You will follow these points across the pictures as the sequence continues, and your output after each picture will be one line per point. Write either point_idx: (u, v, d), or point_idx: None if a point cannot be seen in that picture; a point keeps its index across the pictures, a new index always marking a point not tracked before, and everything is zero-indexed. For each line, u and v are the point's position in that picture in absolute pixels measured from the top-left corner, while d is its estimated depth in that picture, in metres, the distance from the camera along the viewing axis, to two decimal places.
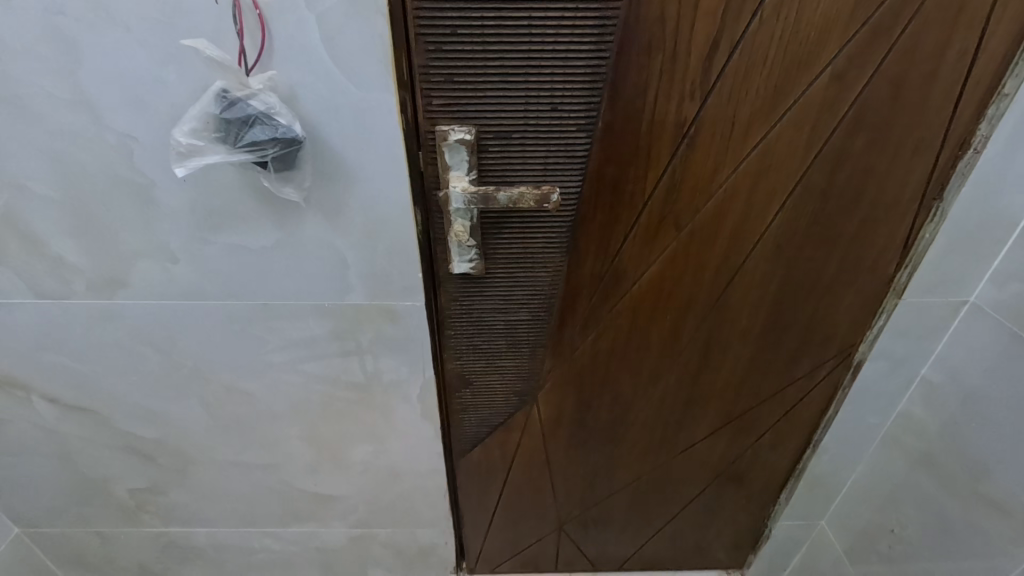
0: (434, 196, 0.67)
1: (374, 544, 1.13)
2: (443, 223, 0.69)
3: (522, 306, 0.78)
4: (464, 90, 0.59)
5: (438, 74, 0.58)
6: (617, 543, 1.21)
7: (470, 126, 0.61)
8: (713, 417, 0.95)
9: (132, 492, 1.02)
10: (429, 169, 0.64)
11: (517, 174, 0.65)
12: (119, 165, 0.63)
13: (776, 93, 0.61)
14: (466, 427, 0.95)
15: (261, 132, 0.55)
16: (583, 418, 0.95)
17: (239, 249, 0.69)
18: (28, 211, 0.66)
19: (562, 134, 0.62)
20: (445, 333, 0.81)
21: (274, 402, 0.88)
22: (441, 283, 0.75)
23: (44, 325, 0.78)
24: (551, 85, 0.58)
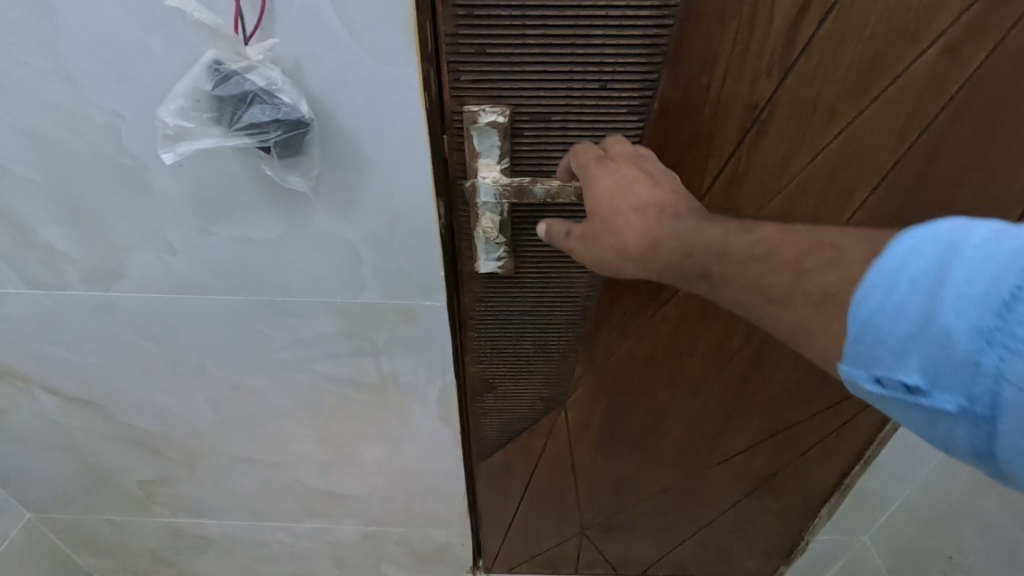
0: (460, 186, 0.59)
1: (389, 542, 1.10)
2: (469, 217, 0.61)
3: (553, 309, 0.70)
4: (497, 65, 0.50)
5: (467, 45, 0.49)
6: (641, 549, 1.16)
7: (503, 106, 0.53)
8: (756, 428, 0.89)
9: (141, 483, 0.99)
10: (454, 155, 0.56)
11: (555, 163, 0.56)
12: (106, 146, 0.56)
13: (871, 69, 0.51)
14: (488, 432, 0.89)
15: (261, 112, 0.47)
16: (613, 425, 0.88)
17: (242, 241, 0.63)
18: (12, 195, 0.60)
19: (610, 116, 0.53)
20: (466, 337, 0.74)
21: (284, 401, 0.82)
22: (465, 283, 0.68)
23: (39, 316, 0.72)
24: (601, 58, 0.49)
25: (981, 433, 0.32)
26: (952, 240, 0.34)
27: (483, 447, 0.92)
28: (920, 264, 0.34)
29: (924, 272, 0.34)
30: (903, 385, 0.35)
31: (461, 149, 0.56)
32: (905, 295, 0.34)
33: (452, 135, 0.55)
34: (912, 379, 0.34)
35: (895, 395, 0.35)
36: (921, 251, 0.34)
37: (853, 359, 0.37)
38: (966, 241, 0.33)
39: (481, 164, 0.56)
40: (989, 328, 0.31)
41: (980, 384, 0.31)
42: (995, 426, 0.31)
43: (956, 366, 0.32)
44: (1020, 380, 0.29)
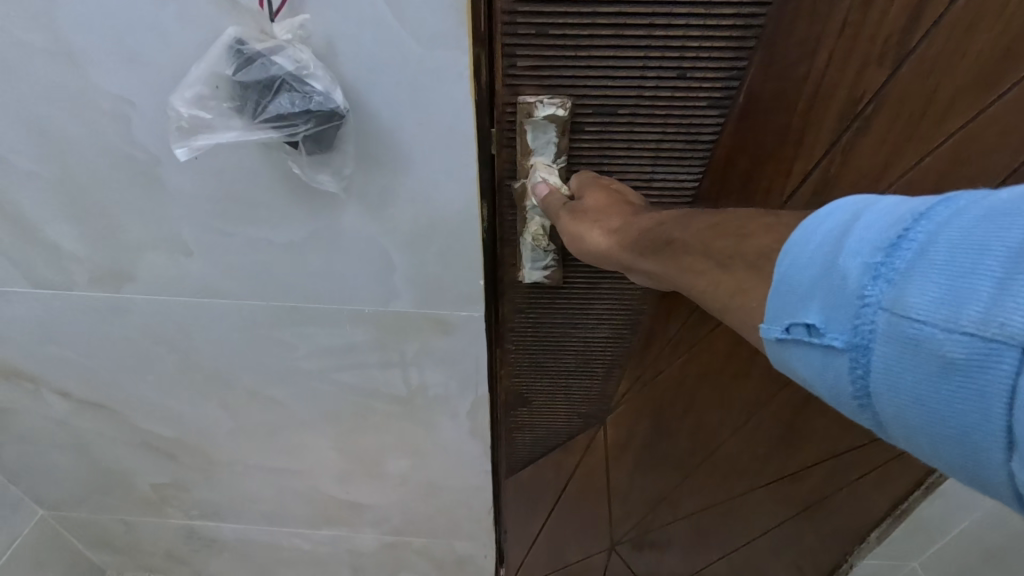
0: (507, 187, 0.53)
1: (408, 551, 1.05)
2: (516, 223, 0.55)
3: (602, 321, 0.65)
4: (563, 50, 0.44)
5: (530, 27, 0.43)
6: (673, 567, 1.15)
7: (565, 98, 0.47)
8: (806, 454, 0.86)
9: (154, 486, 0.95)
10: (504, 152, 0.50)
11: (617, 161, 0.51)
12: (114, 135, 0.50)
13: (999, 62, 0.47)
14: (519, 445, 0.84)
15: (290, 101, 0.41)
16: (655, 446, 0.87)
17: (262, 244, 0.57)
18: (13, 188, 0.55)
19: (685, 110, 0.48)
20: (501, 349, 0.68)
21: (304, 409, 0.77)
22: (505, 293, 0.62)
23: (46, 317, 0.67)
24: (684, 43, 0.43)
25: (858, 379, 0.26)
26: (861, 201, 0.28)
27: (520, 462, 0.88)
28: (830, 222, 0.28)
29: (836, 221, 0.28)
30: (802, 327, 0.27)
31: (512, 145, 0.50)
32: (817, 242, 0.28)
33: (502, 130, 0.49)
34: (810, 319, 0.27)
35: (789, 343, 0.28)
36: (831, 212, 0.28)
37: (764, 313, 0.30)
38: (872, 204, 0.27)
39: (533, 162, 0.50)
40: (876, 263, 0.25)
41: (860, 320, 0.25)
42: (876, 372, 0.25)
43: (843, 302, 0.26)
44: (905, 314, 0.24)
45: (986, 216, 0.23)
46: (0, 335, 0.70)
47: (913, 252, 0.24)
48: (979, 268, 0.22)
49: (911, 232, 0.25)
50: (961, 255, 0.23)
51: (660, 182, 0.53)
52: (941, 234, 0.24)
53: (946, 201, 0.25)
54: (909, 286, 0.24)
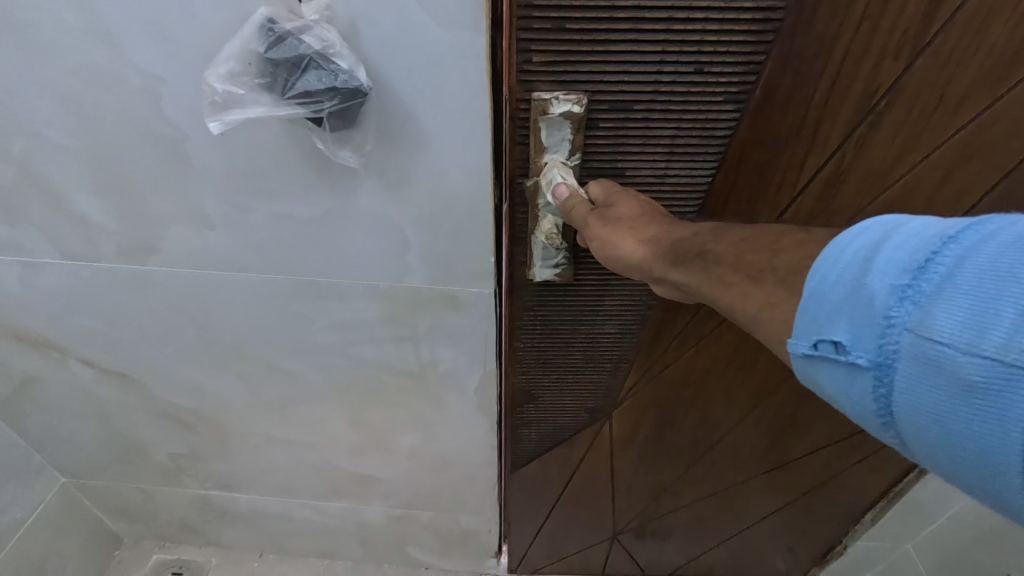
0: (519, 185, 0.56)
1: (414, 525, 1.09)
2: (527, 222, 0.59)
3: (610, 317, 0.69)
4: (575, 43, 0.46)
5: (545, 21, 0.45)
6: (672, 553, 1.18)
7: (580, 94, 0.49)
8: (807, 441, 0.88)
9: (172, 456, 0.98)
10: (518, 149, 0.53)
11: (632, 154, 0.54)
12: (146, 112, 0.52)
13: (1012, 56, 0.48)
14: (525, 438, 0.87)
15: (317, 79, 0.43)
16: (663, 435, 0.90)
17: (282, 219, 0.59)
18: (46, 161, 0.57)
19: (700, 104, 0.50)
20: (512, 347, 0.72)
21: (319, 383, 0.80)
22: (517, 291, 0.65)
23: (75, 287, 0.70)
24: (695, 37, 0.46)
25: (881, 396, 0.29)
26: (891, 222, 0.31)
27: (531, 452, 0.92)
28: (860, 243, 0.31)
29: (864, 245, 0.31)
30: (830, 343, 0.30)
31: (526, 143, 0.53)
32: (846, 263, 0.31)
33: (516, 129, 0.52)
34: (838, 336, 0.30)
35: (817, 358, 0.31)
36: (863, 231, 0.31)
37: (793, 329, 0.33)
38: (902, 224, 0.30)
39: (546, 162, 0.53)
40: (903, 286, 0.28)
41: (886, 339, 0.28)
42: (898, 389, 0.28)
43: (870, 322, 0.29)
44: (929, 333, 0.26)
45: (1012, 243, 0.26)
46: (31, 304, 0.73)
47: (941, 276, 0.27)
48: (1000, 291, 0.25)
49: (939, 256, 0.27)
50: (984, 279, 0.26)
51: (676, 175, 0.55)
52: (967, 259, 0.27)
53: (975, 225, 0.28)
54: (933, 309, 0.27)
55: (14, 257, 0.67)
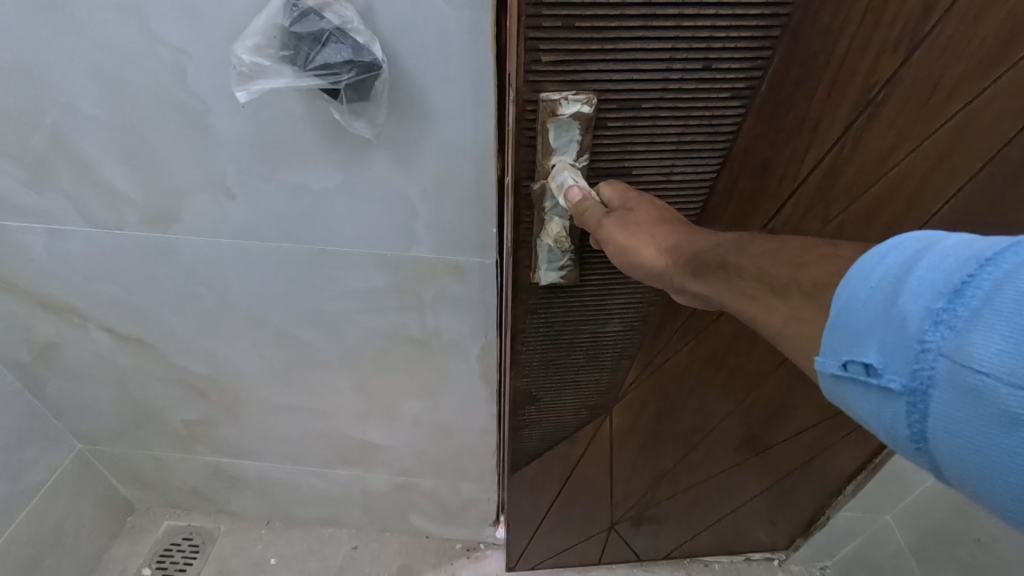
0: (525, 187, 0.57)
1: (417, 493, 1.14)
2: (533, 225, 0.60)
3: (613, 316, 0.71)
4: (585, 43, 0.47)
5: (555, 19, 0.45)
6: (666, 538, 1.23)
7: (589, 93, 0.50)
8: (797, 423, 0.93)
9: (186, 423, 1.03)
10: (525, 150, 0.54)
11: (639, 151, 0.55)
12: (172, 86, 0.55)
13: (1002, 47, 0.50)
14: (528, 434, 0.90)
15: (336, 52, 0.46)
16: (660, 424, 0.94)
17: (299, 189, 0.63)
18: (77, 132, 0.61)
19: (707, 101, 0.52)
20: (517, 350, 0.74)
21: (328, 351, 0.84)
22: (522, 295, 0.67)
23: (99, 255, 0.74)
24: (703, 35, 0.47)
25: (915, 421, 0.28)
26: (928, 239, 0.29)
27: (532, 449, 0.94)
28: (892, 259, 0.29)
29: (898, 260, 0.29)
30: (859, 365, 0.29)
31: (532, 147, 0.54)
32: (877, 279, 0.29)
33: (523, 133, 0.53)
34: (868, 358, 0.29)
35: (846, 380, 0.30)
36: (898, 247, 0.30)
37: (823, 347, 0.32)
38: (940, 241, 0.28)
39: (553, 166, 0.54)
40: (937, 309, 0.26)
41: (919, 365, 0.27)
42: (933, 417, 0.27)
43: (902, 345, 0.27)
44: (966, 361, 0.25)
45: None
46: (56, 271, 0.77)
47: (979, 301, 0.25)
48: None
49: (977, 279, 0.25)
50: None
51: (682, 170, 0.57)
52: (1009, 283, 0.25)
53: (1018, 245, 0.25)
54: (970, 335, 0.25)
55: (42, 225, 0.71)
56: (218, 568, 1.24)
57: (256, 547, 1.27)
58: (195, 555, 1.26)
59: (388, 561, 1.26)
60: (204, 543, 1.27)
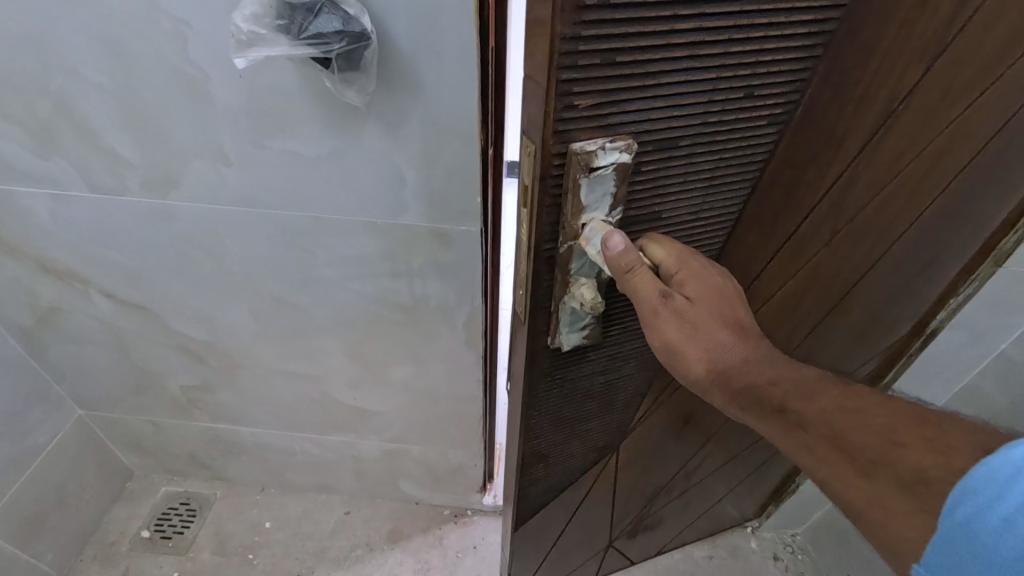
0: (547, 250, 0.50)
1: (407, 459, 1.19)
2: (553, 288, 0.53)
3: (623, 357, 0.73)
4: (623, 80, 0.41)
5: (591, 54, 0.38)
6: (654, 540, 1.27)
7: (626, 137, 0.44)
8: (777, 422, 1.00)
9: (183, 388, 1.07)
10: (548, 211, 0.46)
11: (672, 186, 0.52)
12: (173, 54, 0.59)
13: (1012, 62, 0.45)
14: (537, 487, 0.86)
15: (327, 22, 0.49)
16: (660, 445, 0.98)
17: (294, 157, 0.66)
18: (80, 99, 0.64)
19: (737, 129, 0.49)
20: (534, 413, 0.70)
21: (321, 317, 0.88)
22: (540, 363, 0.62)
23: (100, 220, 0.77)
24: (744, 59, 0.44)
25: None
26: None
27: (538, 501, 0.90)
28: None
29: None
30: None
31: (558, 206, 0.46)
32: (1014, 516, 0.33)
33: (547, 192, 0.45)
34: None
35: None
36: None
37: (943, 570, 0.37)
38: None
39: (583, 227, 0.48)
40: None
41: None
42: None
43: None
44: None
45: None
46: (59, 236, 0.80)
47: None
48: None
49: None
50: None
51: (712, 195, 0.55)
52: None
53: None
54: None
55: (47, 190, 0.74)
56: (214, 531, 1.28)
57: (252, 511, 1.32)
58: (192, 519, 1.30)
59: (380, 524, 1.31)
60: (200, 507, 1.32)
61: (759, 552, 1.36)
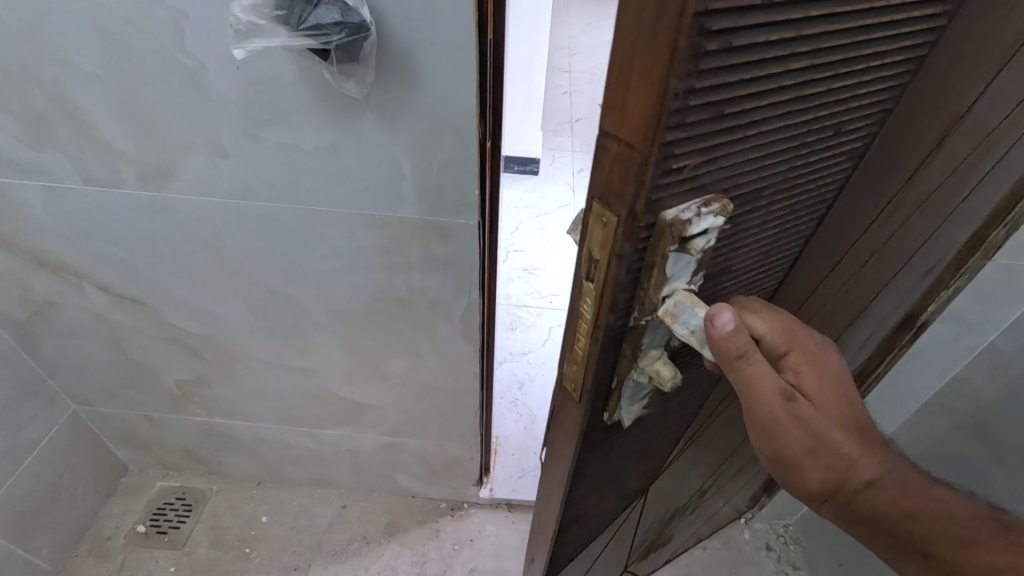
0: (618, 326, 0.44)
1: (404, 453, 1.19)
2: (618, 363, 0.47)
3: (664, 414, 0.69)
4: (720, 140, 0.36)
5: (700, 110, 0.32)
6: (663, 556, 1.26)
7: (717, 197, 0.40)
8: None
9: (179, 382, 1.07)
10: (624, 285, 0.41)
11: (738, 233, 0.48)
12: (169, 45, 0.58)
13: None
14: (571, 540, 0.81)
15: (327, 13, 0.49)
16: (679, 474, 0.96)
17: (291, 149, 0.66)
18: (76, 90, 0.63)
19: (800, 169, 0.47)
20: (578, 482, 0.64)
21: (318, 310, 0.88)
22: (592, 437, 0.56)
23: (95, 213, 0.77)
24: (830, 97, 0.40)
25: None
26: None
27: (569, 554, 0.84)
28: None
29: None
30: None
31: (636, 279, 0.41)
32: None
33: (627, 266, 0.39)
34: None
35: None
36: None
37: None
38: None
39: (665, 300, 0.42)
40: None
41: None
42: None
43: None
44: None
45: None
46: (52, 228, 0.80)
47: None
48: None
49: None
50: None
51: (767, 235, 0.53)
52: None
53: None
54: None
55: (41, 182, 0.73)
56: (211, 525, 1.28)
57: (249, 505, 1.32)
58: (188, 513, 1.30)
59: (376, 518, 1.31)
60: (196, 502, 1.32)
61: (751, 542, 1.38)
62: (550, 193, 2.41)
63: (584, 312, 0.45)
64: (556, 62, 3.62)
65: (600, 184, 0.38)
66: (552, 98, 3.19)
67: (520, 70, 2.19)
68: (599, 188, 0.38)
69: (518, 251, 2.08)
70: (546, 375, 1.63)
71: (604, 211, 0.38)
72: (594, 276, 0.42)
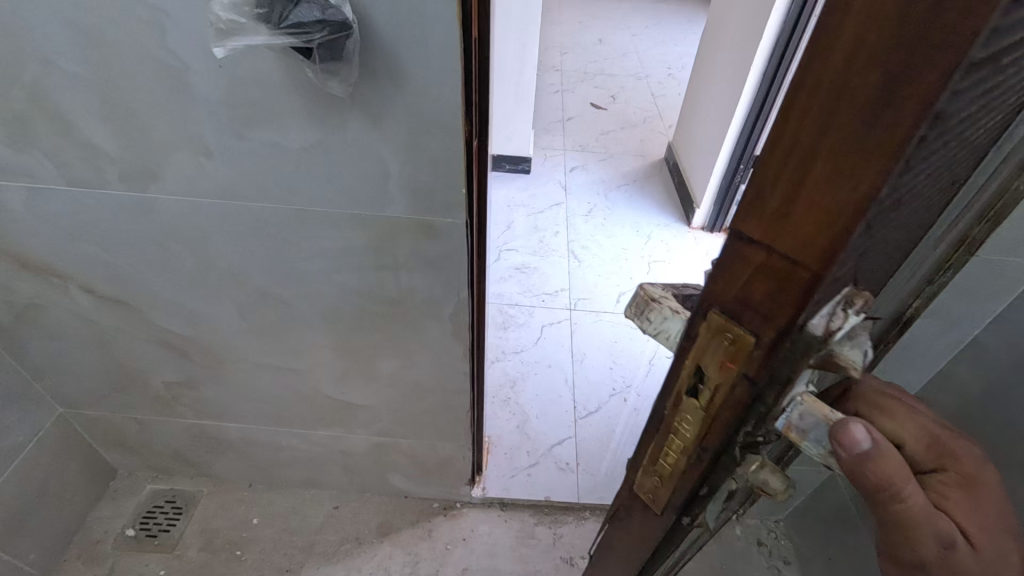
0: (729, 431, 0.41)
1: (396, 452, 1.19)
2: (723, 467, 0.44)
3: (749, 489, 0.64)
4: (926, 201, 0.29)
5: (919, 184, 0.27)
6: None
7: (864, 291, 0.31)
8: None
9: (167, 384, 1.06)
10: (745, 395, 0.37)
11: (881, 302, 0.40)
12: (151, 43, 0.58)
13: None
14: None
15: (309, 11, 0.48)
16: None
17: (276, 149, 0.66)
18: (56, 89, 0.62)
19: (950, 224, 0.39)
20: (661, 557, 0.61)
21: (306, 311, 0.88)
22: (684, 526, 0.53)
23: (78, 213, 0.76)
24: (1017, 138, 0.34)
25: None
26: None
27: None
28: None
29: None
30: None
31: (759, 391, 0.37)
32: None
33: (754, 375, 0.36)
34: None
35: None
36: None
37: None
38: None
39: (787, 411, 0.36)
40: None
41: None
42: None
43: None
44: None
45: None
46: (34, 229, 0.79)
47: None
48: None
49: None
50: None
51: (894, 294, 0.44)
52: None
53: None
54: None
55: (22, 183, 0.72)
56: (201, 528, 1.27)
57: (239, 507, 1.31)
58: (178, 516, 1.29)
59: (368, 518, 1.31)
60: (187, 505, 1.31)
61: (743, 538, 1.38)
62: (541, 192, 2.41)
63: (685, 411, 0.43)
64: (546, 61, 3.62)
65: (729, 296, 0.35)
66: (542, 97, 3.20)
67: (511, 68, 2.19)
68: (731, 302, 0.35)
69: (510, 250, 2.08)
70: (538, 374, 1.63)
71: (727, 326, 0.36)
72: (704, 382, 0.40)
